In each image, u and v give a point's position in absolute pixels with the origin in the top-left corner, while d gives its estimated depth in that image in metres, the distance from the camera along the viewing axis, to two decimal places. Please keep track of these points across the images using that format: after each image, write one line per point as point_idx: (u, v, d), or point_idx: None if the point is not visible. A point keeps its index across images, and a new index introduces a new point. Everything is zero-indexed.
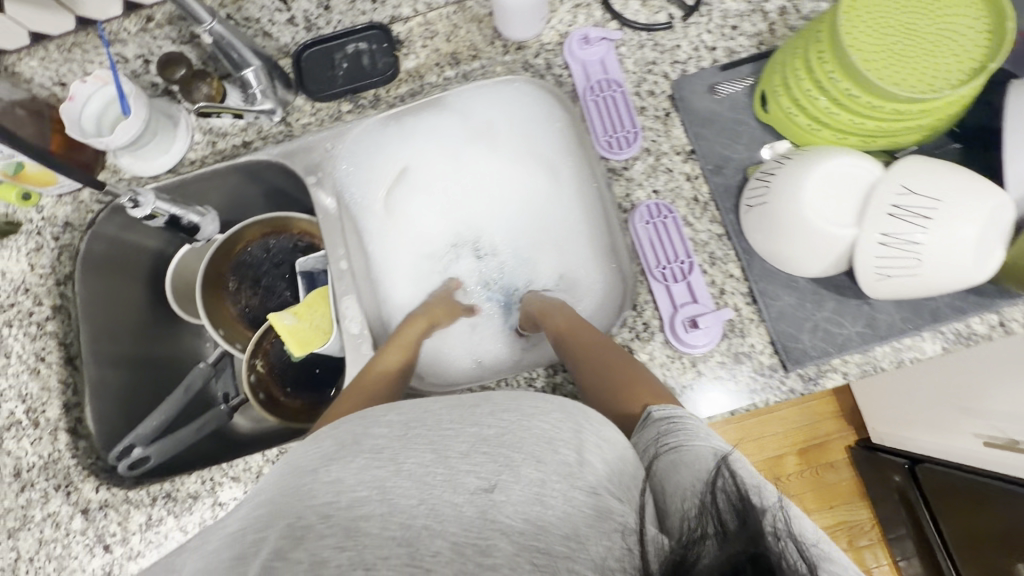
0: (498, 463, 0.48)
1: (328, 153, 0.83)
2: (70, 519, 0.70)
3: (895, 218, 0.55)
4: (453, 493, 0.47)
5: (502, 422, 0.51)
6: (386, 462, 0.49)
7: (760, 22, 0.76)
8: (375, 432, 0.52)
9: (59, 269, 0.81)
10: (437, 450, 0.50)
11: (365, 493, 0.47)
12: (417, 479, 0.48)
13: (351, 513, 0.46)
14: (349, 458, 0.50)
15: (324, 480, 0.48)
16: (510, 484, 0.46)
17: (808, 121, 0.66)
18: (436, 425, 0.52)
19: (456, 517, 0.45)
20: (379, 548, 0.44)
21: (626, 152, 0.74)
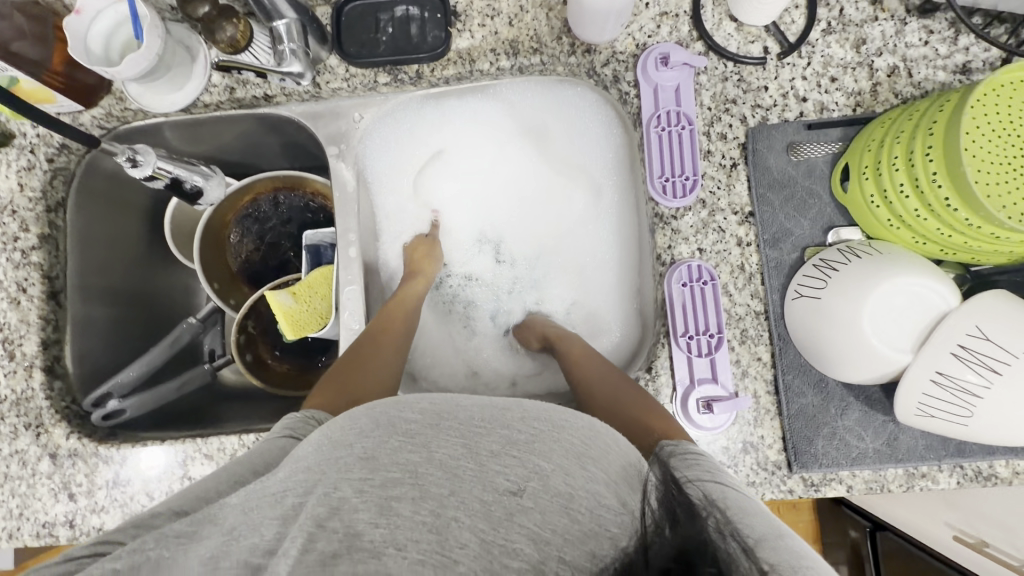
0: (533, 468, 0.41)
1: (355, 124, 0.77)
2: (38, 461, 0.69)
3: (961, 360, 0.50)
4: (484, 489, 0.40)
5: (535, 430, 0.44)
6: (420, 448, 0.42)
7: (863, 80, 0.67)
8: (403, 415, 0.45)
9: (50, 195, 0.75)
10: (470, 444, 0.42)
11: (396, 475, 0.40)
12: (449, 469, 0.41)
13: (384, 491, 0.39)
14: (383, 435, 0.42)
15: (358, 454, 0.41)
16: (542, 493, 0.40)
17: (890, 217, 0.58)
18: (466, 420, 0.44)
19: (486, 515, 0.38)
20: (412, 530, 0.37)
21: (680, 201, 0.67)
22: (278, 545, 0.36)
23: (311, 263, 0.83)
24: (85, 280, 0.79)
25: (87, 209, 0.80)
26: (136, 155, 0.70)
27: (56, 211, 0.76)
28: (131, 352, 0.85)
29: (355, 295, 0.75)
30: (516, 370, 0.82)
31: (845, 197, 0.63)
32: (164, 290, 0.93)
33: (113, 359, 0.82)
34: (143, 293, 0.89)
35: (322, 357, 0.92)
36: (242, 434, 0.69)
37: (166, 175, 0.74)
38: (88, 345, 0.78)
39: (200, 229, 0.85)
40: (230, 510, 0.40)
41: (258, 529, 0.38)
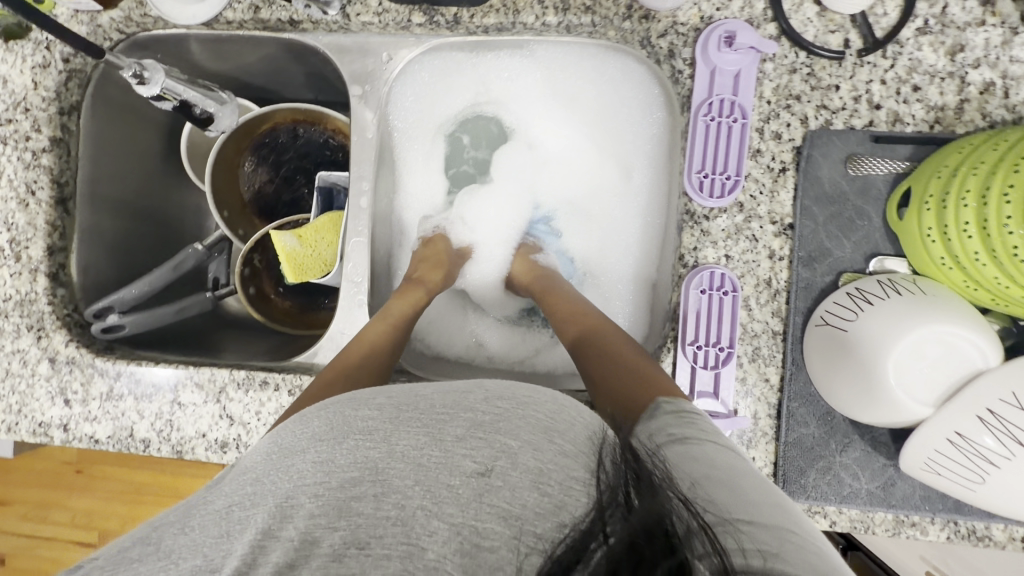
0: (500, 447, 0.38)
1: (383, 64, 0.72)
2: (37, 362, 0.71)
3: (985, 425, 0.47)
4: (450, 474, 0.37)
5: (499, 410, 0.40)
6: (380, 443, 0.39)
7: (950, 93, 0.59)
8: (361, 414, 0.42)
9: (64, 97, 0.72)
10: (433, 433, 0.39)
11: (355, 475, 0.38)
12: (413, 459, 0.38)
13: (342, 493, 0.37)
14: (338, 438, 0.40)
15: (310, 461, 0.39)
16: (510, 471, 0.36)
17: (944, 255, 0.53)
18: (429, 409, 0.41)
19: (454, 500, 0.36)
20: (374, 526, 0.35)
21: (715, 202, 0.61)
22: (223, 562, 0.37)
23: (321, 207, 0.80)
24: (95, 190, 0.77)
25: (102, 117, 0.77)
26: (144, 71, 0.65)
27: (70, 114, 0.73)
28: (137, 268, 0.85)
29: (361, 248, 0.72)
30: (523, 346, 0.80)
31: (899, 223, 0.57)
32: (175, 210, 0.92)
33: (119, 273, 0.82)
34: (153, 211, 0.88)
35: (325, 299, 0.90)
36: (232, 369, 0.69)
37: (174, 97, 0.70)
38: (94, 256, 0.77)
39: (213, 154, 0.82)
40: None
41: (199, 551, 0.38)
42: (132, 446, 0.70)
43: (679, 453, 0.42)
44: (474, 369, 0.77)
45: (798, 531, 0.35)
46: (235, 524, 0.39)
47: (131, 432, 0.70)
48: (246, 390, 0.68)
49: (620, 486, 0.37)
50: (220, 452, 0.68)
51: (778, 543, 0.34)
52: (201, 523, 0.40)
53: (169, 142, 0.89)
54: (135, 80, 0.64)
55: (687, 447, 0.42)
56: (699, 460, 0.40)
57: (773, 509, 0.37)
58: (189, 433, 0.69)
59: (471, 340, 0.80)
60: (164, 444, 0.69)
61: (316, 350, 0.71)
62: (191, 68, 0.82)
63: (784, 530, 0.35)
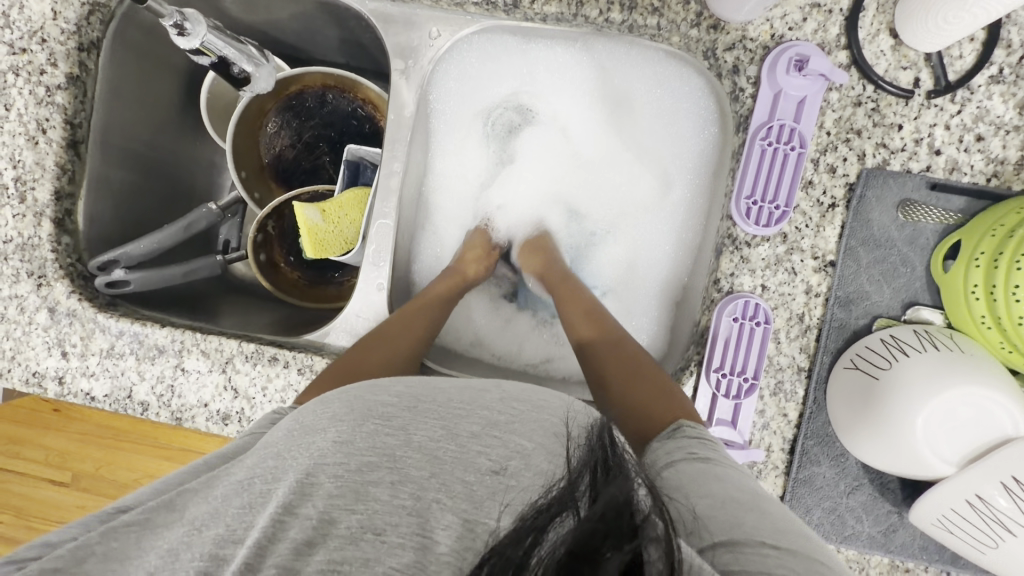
0: (515, 447, 0.37)
1: (430, 41, 0.69)
2: (35, 311, 0.67)
3: (1007, 492, 0.48)
4: (465, 471, 0.36)
5: (515, 411, 0.40)
6: (398, 431, 0.38)
7: (1013, 148, 0.57)
8: (380, 399, 0.41)
9: (84, 32, 0.67)
10: (449, 427, 0.38)
11: (373, 459, 0.36)
12: (428, 451, 0.37)
13: (361, 475, 0.36)
14: (358, 420, 0.39)
15: (332, 439, 0.38)
16: (523, 472, 0.36)
17: (986, 315, 0.53)
18: (446, 402, 0.40)
19: (468, 496, 0.35)
20: (390, 514, 0.34)
21: (760, 229, 0.60)
22: (246, 534, 0.35)
23: (347, 181, 0.77)
24: (109, 135, 0.73)
25: (122, 58, 0.73)
26: (184, 23, 0.63)
27: (89, 51, 0.69)
28: (144, 221, 0.81)
29: (385, 232, 0.70)
30: (536, 349, 0.77)
31: (944, 276, 0.56)
32: (189, 164, 0.88)
33: (126, 225, 0.78)
34: (166, 162, 0.84)
35: (336, 273, 0.88)
36: (242, 340, 0.67)
37: (213, 53, 0.68)
38: (102, 205, 0.73)
39: (238, 113, 0.78)
40: None
41: (222, 520, 0.37)
42: (130, 408, 0.68)
43: (703, 472, 0.41)
44: (482, 367, 0.75)
45: (823, 561, 0.34)
46: (257, 497, 0.37)
47: (130, 393, 0.68)
48: (253, 364, 0.66)
49: (585, 471, 0.35)
50: (220, 424, 0.67)
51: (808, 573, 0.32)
52: (223, 493, 0.39)
53: (188, 91, 0.85)
54: (175, 30, 0.62)
55: (709, 466, 0.41)
56: (723, 480, 0.40)
57: (803, 540, 0.35)
58: (191, 401, 0.67)
59: (478, 337, 0.77)
60: (164, 410, 0.67)
61: (328, 331, 0.69)
62: (220, 16, 0.77)
63: (811, 560, 0.34)
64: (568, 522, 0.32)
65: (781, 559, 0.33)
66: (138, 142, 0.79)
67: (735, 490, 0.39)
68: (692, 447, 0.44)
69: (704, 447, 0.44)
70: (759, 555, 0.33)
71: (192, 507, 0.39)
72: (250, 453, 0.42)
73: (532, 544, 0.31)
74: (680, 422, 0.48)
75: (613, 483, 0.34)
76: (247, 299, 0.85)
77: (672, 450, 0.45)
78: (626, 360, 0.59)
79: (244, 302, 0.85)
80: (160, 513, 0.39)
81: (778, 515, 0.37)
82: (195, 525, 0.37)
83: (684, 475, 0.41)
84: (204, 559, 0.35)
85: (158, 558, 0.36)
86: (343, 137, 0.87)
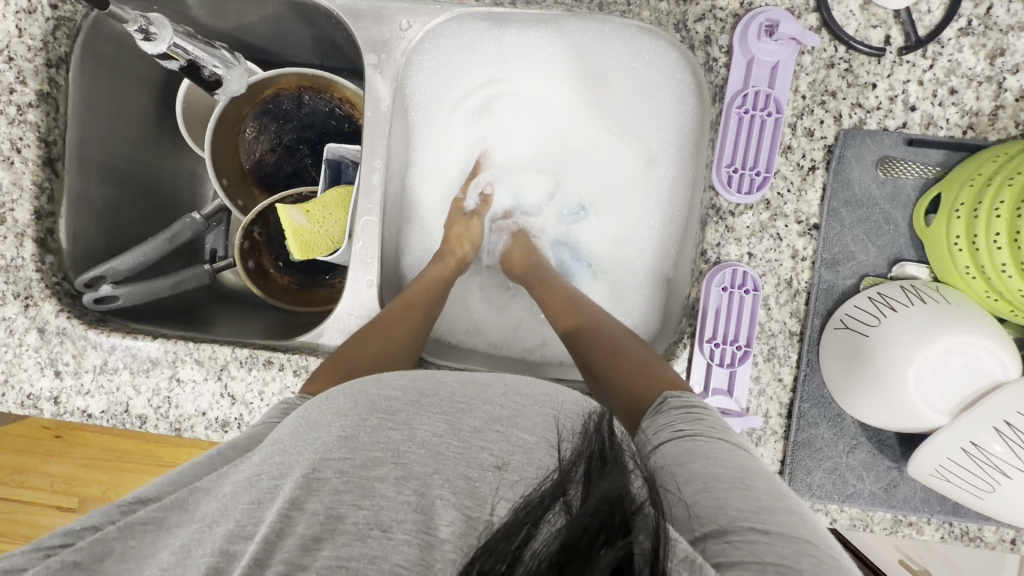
0: (517, 441, 0.37)
1: (401, 33, 0.68)
2: (25, 332, 0.67)
3: (1001, 437, 0.48)
4: (468, 467, 0.35)
5: (517, 406, 0.40)
6: (402, 426, 0.38)
7: (986, 98, 0.58)
8: (383, 392, 0.41)
9: (51, 47, 0.67)
10: (452, 421, 0.38)
11: (378, 454, 0.36)
12: (432, 446, 0.37)
13: (366, 471, 0.36)
14: (363, 414, 0.39)
15: (336, 434, 0.38)
16: (526, 467, 0.36)
17: (969, 265, 0.53)
18: (449, 396, 0.41)
19: (472, 492, 0.34)
20: (395, 509, 0.34)
21: (743, 197, 0.60)
22: (257, 529, 0.34)
23: (329, 181, 0.77)
24: (86, 152, 0.73)
25: (92, 73, 0.72)
26: (150, 27, 0.62)
27: (58, 67, 0.68)
28: (128, 237, 0.81)
29: (371, 228, 0.69)
30: (531, 335, 0.77)
31: (927, 231, 0.57)
32: (170, 177, 0.87)
33: (110, 241, 0.78)
34: (146, 178, 0.83)
35: (326, 276, 0.88)
36: (235, 346, 0.67)
37: (182, 56, 0.67)
38: (83, 224, 0.73)
39: (214, 120, 0.78)
40: (203, 496, 0.39)
41: (231, 515, 0.36)
42: (128, 422, 0.68)
43: (686, 449, 0.41)
44: (479, 357, 0.74)
45: (816, 542, 0.34)
46: (266, 492, 0.36)
47: (127, 407, 0.67)
48: (249, 368, 0.66)
49: (581, 462, 0.35)
50: (220, 431, 0.67)
51: (797, 556, 0.32)
52: (231, 491, 0.38)
53: (163, 102, 0.84)
54: (141, 35, 0.62)
55: (694, 444, 0.41)
56: (709, 458, 0.39)
57: (793, 518, 0.35)
58: (188, 411, 0.67)
59: (472, 328, 0.77)
60: (162, 421, 0.67)
61: (321, 331, 0.69)
62: (189, 24, 0.77)
63: (802, 541, 0.34)
64: (557, 520, 0.32)
65: (768, 544, 0.33)
66: (118, 160, 0.78)
67: (721, 469, 0.39)
68: (677, 423, 0.44)
69: (693, 421, 0.44)
70: (745, 542, 0.33)
71: (202, 506, 0.38)
72: (257, 450, 0.42)
73: (525, 537, 0.31)
74: (665, 395, 0.49)
75: (608, 479, 0.34)
76: (241, 306, 0.86)
77: (660, 428, 0.45)
78: (616, 344, 0.59)
79: (238, 308, 0.86)
80: (174, 512, 0.38)
81: (766, 490, 0.37)
82: (207, 521, 0.36)
83: (671, 456, 0.41)
84: (214, 554, 0.34)
85: (170, 553, 0.35)
86: (323, 136, 0.86)
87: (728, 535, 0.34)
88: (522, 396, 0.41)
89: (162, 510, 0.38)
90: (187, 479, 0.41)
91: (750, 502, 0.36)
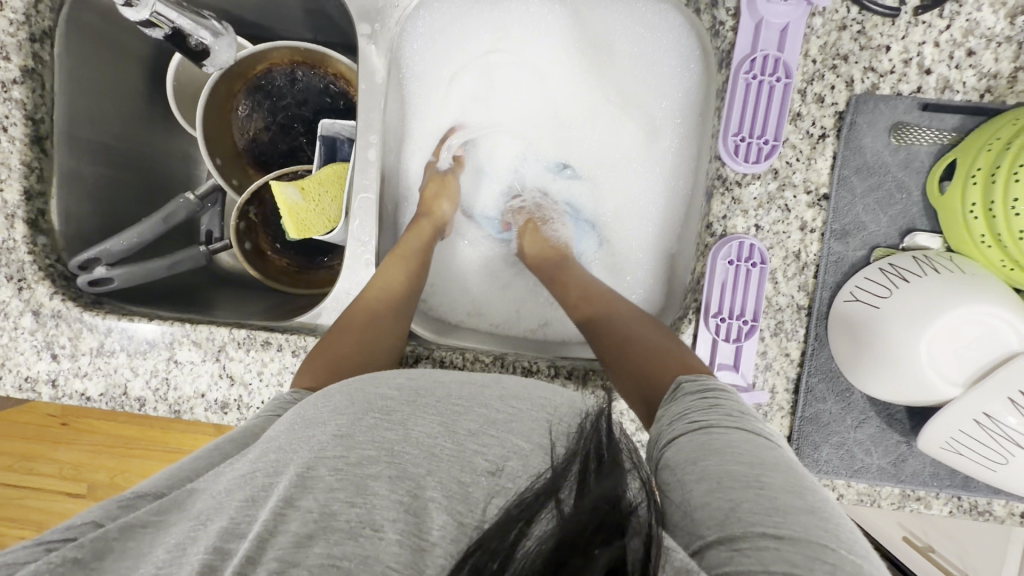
0: (513, 447, 0.36)
1: (395, 1, 0.66)
2: (20, 315, 0.66)
3: (1014, 407, 0.47)
4: (462, 470, 0.35)
5: (514, 409, 0.39)
6: (398, 426, 0.37)
7: (1005, 60, 0.55)
8: (379, 392, 0.41)
9: (34, 21, 0.64)
10: (447, 423, 0.37)
11: (372, 453, 0.35)
12: (426, 447, 0.36)
13: (361, 469, 0.35)
14: (358, 414, 0.38)
15: (332, 433, 0.37)
16: (520, 473, 0.35)
17: (985, 233, 0.51)
18: (446, 398, 0.40)
19: (464, 497, 0.33)
20: (389, 508, 0.32)
21: (750, 167, 0.58)
22: (249, 528, 0.33)
23: (324, 157, 0.75)
24: (76, 131, 0.71)
25: (78, 48, 0.70)
26: None
27: (43, 42, 0.66)
28: (122, 218, 0.79)
29: (368, 205, 0.68)
30: (533, 314, 0.75)
31: (940, 199, 0.55)
32: (163, 158, 0.86)
33: (104, 223, 0.77)
34: (139, 158, 0.82)
35: (324, 257, 0.87)
36: (232, 327, 0.66)
37: (166, 24, 0.64)
38: (76, 205, 0.72)
39: (205, 95, 0.76)
40: (198, 496, 0.38)
41: (224, 515, 0.35)
42: (127, 405, 0.67)
43: (701, 441, 0.40)
44: (481, 336, 0.72)
45: (834, 546, 0.32)
46: (260, 490, 0.36)
47: (125, 390, 0.67)
48: (247, 349, 0.65)
49: (578, 461, 0.35)
50: (220, 413, 0.66)
51: (810, 564, 0.31)
52: (225, 489, 0.37)
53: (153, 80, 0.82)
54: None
55: (710, 435, 0.40)
56: (724, 453, 0.38)
57: (811, 519, 0.34)
58: (187, 393, 0.66)
59: (473, 306, 0.75)
60: (161, 404, 0.67)
61: (319, 311, 0.68)
62: None
63: (818, 545, 0.32)
64: (551, 520, 0.32)
65: (780, 551, 0.32)
66: (109, 139, 0.77)
67: (735, 465, 0.37)
68: (693, 413, 0.43)
69: (707, 411, 0.43)
70: (755, 549, 0.32)
71: (197, 504, 0.38)
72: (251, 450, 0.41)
73: (518, 536, 0.31)
74: (679, 378, 0.49)
75: (605, 481, 0.34)
76: (238, 289, 0.85)
77: (676, 417, 0.44)
78: (624, 335, 0.58)
79: (235, 291, 0.84)
80: (171, 513, 0.37)
81: (785, 488, 0.36)
82: (200, 519, 0.35)
83: (686, 452, 0.40)
84: (207, 553, 0.32)
85: (161, 556, 0.34)
86: (318, 114, 0.84)
87: (735, 541, 0.33)
88: (521, 399, 0.41)
89: (160, 512, 0.37)
90: (182, 477, 0.41)
91: (760, 504, 0.35)
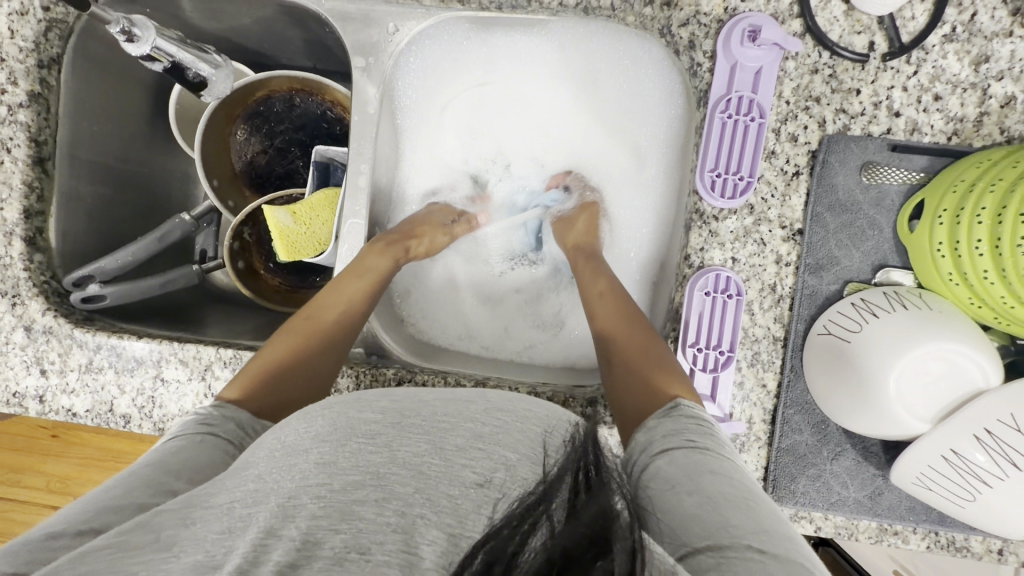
0: (501, 459, 0.37)
1: (389, 36, 0.69)
2: (12, 330, 0.67)
3: (980, 444, 0.48)
4: (451, 484, 0.35)
5: (500, 422, 0.39)
6: (383, 448, 0.37)
7: (971, 105, 0.57)
8: (364, 416, 0.40)
9: (42, 49, 0.67)
10: (435, 441, 0.37)
11: (360, 477, 0.35)
12: (415, 467, 0.36)
13: (347, 494, 0.35)
14: (341, 440, 0.38)
15: (315, 460, 0.37)
16: (509, 485, 0.35)
17: (952, 271, 0.53)
18: (432, 415, 0.40)
19: (455, 511, 0.34)
20: (376, 531, 0.33)
21: (726, 202, 0.60)
22: (225, 559, 0.34)
23: (317, 182, 0.78)
24: (78, 152, 0.73)
25: (84, 74, 0.72)
26: (133, 28, 0.62)
27: (50, 68, 0.69)
28: (119, 235, 0.81)
29: (358, 230, 0.70)
30: (517, 339, 0.76)
31: (910, 236, 0.56)
32: (162, 178, 0.88)
33: (100, 241, 0.78)
34: (138, 176, 0.84)
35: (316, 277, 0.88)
36: (219, 346, 0.67)
37: (166, 58, 0.67)
38: (74, 222, 0.74)
39: (204, 121, 0.78)
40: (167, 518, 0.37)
41: (201, 547, 0.35)
42: (112, 422, 0.68)
43: (694, 462, 0.41)
44: (469, 361, 0.73)
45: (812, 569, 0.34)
46: (238, 522, 0.36)
47: (111, 407, 0.67)
48: (232, 369, 0.66)
49: (568, 476, 0.35)
50: None
51: None
52: (205, 519, 0.37)
53: (156, 103, 0.85)
54: (123, 36, 0.62)
55: (704, 458, 0.41)
56: (716, 475, 0.40)
57: (790, 544, 0.36)
58: (172, 411, 0.67)
59: (462, 332, 0.76)
60: (145, 421, 0.67)
61: None
62: (181, 26, 0.77)
63: (799, 566, 0.34)
64: (543, 534, 0.33)
65: (765, 564, 0.33)
66: (110, 158, 0.79)
67: (726, 486, 0.39)
68: (691, 432, 0.44)
69: (704, 436, 0.44)
70: (742, 560, 0.33)
71: (170, 530, 0.36)
72: (231, 474, 0.41)
73: (518, 545, 0.31)
74: (677, 401, 0.49)
75: (596, 497, 0.35)
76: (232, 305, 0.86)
77: (670, 433, 0.45)
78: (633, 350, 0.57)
79: (228, 309, 0.86)
80: (136, 534, 0.36)
81: (768, 514, 0.38)
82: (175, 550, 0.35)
83: (680, 468, 0.40)
84: None
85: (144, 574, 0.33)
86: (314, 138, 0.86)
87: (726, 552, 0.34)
88: (504, 413, 0.41)
89: (123, 533, 0.36)
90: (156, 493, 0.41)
91: (743, 523, 0.36)
